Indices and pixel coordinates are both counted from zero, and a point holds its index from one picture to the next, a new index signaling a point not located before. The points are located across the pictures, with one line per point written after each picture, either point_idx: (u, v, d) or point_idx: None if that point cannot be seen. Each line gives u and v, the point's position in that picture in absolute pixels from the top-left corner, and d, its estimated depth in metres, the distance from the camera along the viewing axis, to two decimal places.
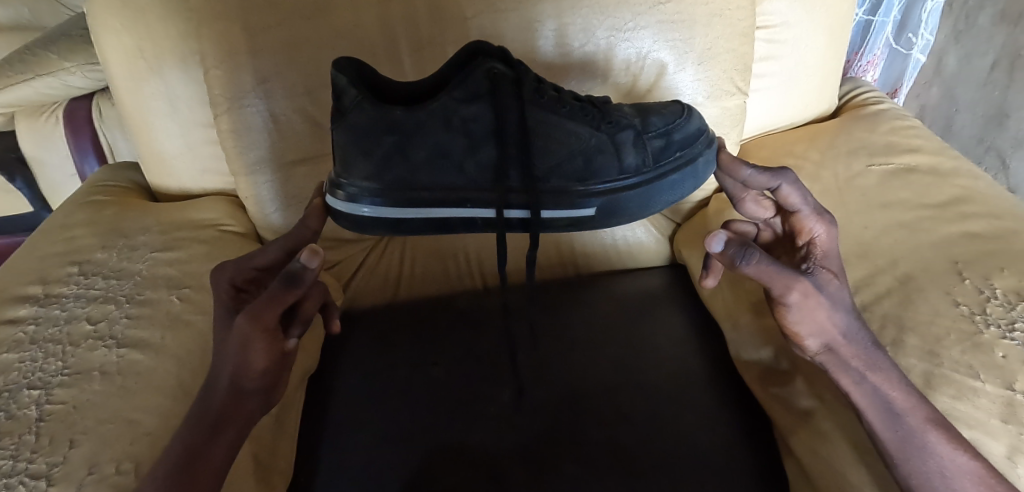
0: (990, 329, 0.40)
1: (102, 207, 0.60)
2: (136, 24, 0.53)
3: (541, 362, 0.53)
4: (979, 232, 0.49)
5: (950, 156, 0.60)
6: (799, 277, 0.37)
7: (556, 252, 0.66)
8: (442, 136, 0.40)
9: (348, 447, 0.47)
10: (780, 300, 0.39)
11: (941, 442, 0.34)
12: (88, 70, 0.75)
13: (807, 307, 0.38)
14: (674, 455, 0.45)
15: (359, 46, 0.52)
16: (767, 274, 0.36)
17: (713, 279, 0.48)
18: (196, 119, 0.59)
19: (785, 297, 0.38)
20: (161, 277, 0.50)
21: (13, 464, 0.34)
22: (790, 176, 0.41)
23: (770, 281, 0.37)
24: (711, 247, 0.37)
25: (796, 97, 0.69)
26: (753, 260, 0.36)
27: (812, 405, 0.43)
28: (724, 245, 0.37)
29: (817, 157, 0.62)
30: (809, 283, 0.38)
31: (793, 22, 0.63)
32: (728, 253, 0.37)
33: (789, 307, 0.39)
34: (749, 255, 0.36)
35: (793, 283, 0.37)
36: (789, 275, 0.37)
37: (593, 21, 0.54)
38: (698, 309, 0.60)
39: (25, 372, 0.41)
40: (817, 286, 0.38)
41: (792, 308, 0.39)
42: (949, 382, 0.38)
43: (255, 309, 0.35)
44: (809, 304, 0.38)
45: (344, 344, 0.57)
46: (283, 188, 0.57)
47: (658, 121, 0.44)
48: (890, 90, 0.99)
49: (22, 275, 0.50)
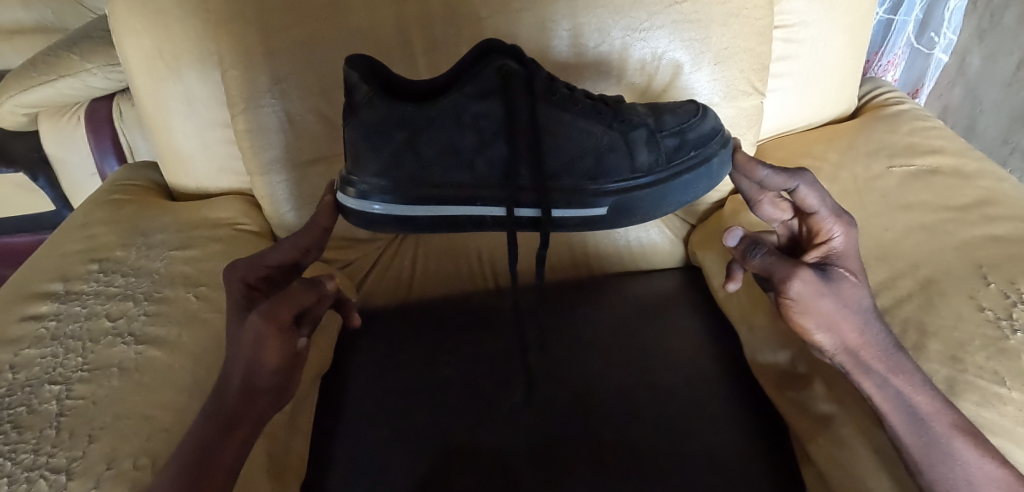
0: (1016, 335, 0.39)
1: (120, 206, 0.61)
2: (155, 25, 0.54)
3: (551, 362, 0.53)
4: (1004, 235, 0.48)
5: (975, 157, 0.58)
6: (797, 266, 0.38)
7: (569, 253, 0.66)
8: (453, 132, 0.40)
9: (360, 445, 0.47)
10: (782, 295, 0.39)
11: (968, 449, 0.34)
12: (109, 71, 0.76)
13: (811, 299, 0.38)
14: (687, 459, 0.44)
15: (374, 46, 0.52)
16: (769, 266, 0.41)
17: (735, 283, 0.47)
18: (214, 119, 0.59)
19: (788, 290, 0.38)
20: (179, 276, 0.51)
21: (35, 458, 0.35)
22: (809, 177, 0.39)
23: (773, 273, 0.40)
24: (727, 243, 0.45)
25: (814, 98, 0.68)
26: (759, 251, 0.42)
27: (831, 409, 0.42)
28: (738, 240, 0.44)
29: (836, 158, 0.60)
30: (811, 274, 0.38)
31: (811, 21, 0.62)
32: (740, 248, 0.44)
33: (789, 301, 0.39)
34: (758, 249, 0.42)
35: (790, 270, 0.38)
36: (788, 264, 0.39)
37: (608, 22, 0.54)
38: (712, 312, 0.60)
39: (45, 368, 0.41)
40: (820, 278, 0.38)
41: (796, 302, 0.38)
42: (974, 388, 0.37)
43: (271, 307, 0.37)
44: (810, 293, 0.38)
45: (357, 343, 0.57)
46: (297, 188, 0.57)
47: (672, 120, 0.43)
48: (910, 90, 0.97)
49: (43, 273, 0.51)
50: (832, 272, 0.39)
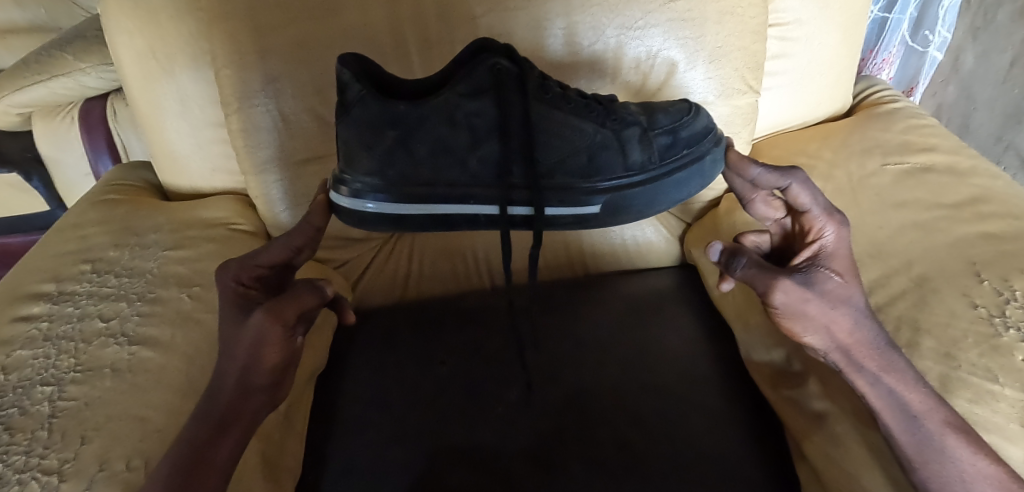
0: (1009, 332, 0.39)
1: (114, 207, 0.61)
2: (147, 24, 0.53)
3: (546, 362, 0.53)
4: (997, 233, 0.48)
5: (969, 155, 0.59)
6: (778, 275, 0.38)
7: (565, 252, 0.66)
8: (446, 131, 0.40)
9: (355, 445, 0.47)
10: (768, 305, 0.39)
11: (961, 446, 0.34)
12: (103, 71, 0.76)
13: (797, 305, 0.38)
14: (681, 457, 0.44)
15: (368, 45, 0.52)
16: (751, 277, 0.40)
17: (729, 282, 0.47)
18: (207, 118, 0.59)
19: (772, 300, 0.39)
20: (172, 276, 0.51)
21: (27, 459, 0.35)
22: (801, 175, 0.39)
23: (756, 284, 0.40)
24: (710, 256, 0.45)
25: (808, 96, 0.68)
26: (740, 265, 0.42)
27: (825, 407, 0.42)
28: (719, 254, 0.44)
29: (831, 156, 0.61)
30: (793, 282, 0.38)
31: (806, 19, 0.62)
32: (722, 260, 0.44)
33: (777, 310, 0.39)
34: (739, 260, 0.42)
35: (772, 281, 0.38)
36: (769, 273, 0.39)
37: (603, 20, 0.54)
38: (708, 310, 0.60)
39: (37, 369, 0.41)
40: (803, 282, 0.38)
41: (782, 311, 0.39)
42: (967, 385, 0.37)
43: (274, 306, 0.38)
44: (795, 300, 0.38)
45: (353, 343, 0.57)
46: (292, 187, 0.57)
47: (665, 118, 0.43)
48: (905, 88, 0.97)
49: (35, 273, 0.51)
50: (817, 273, 0.39)
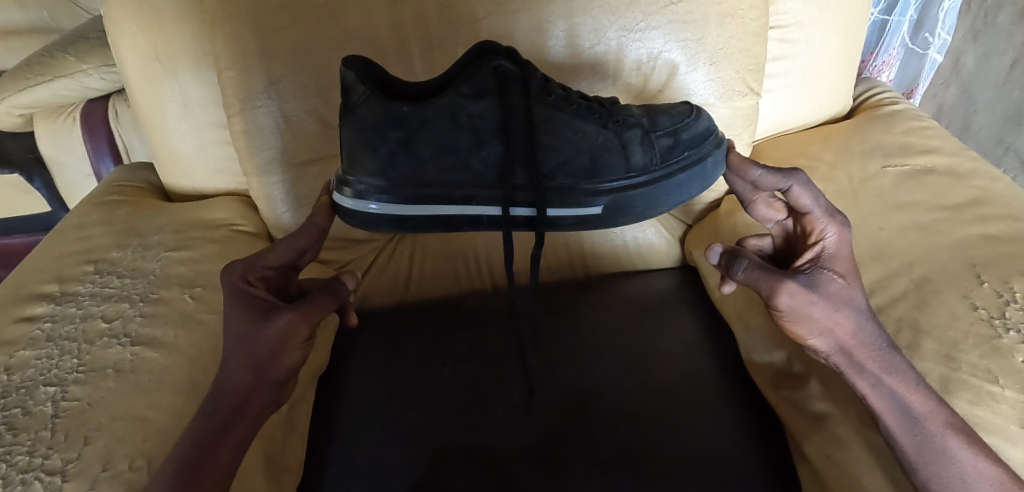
0: (1009, 334, 0.39)
1: (116, 207, 0.61)
2: (150, 25, 0.54)
3: (547, 363, 0.53)
4: (997, 234, 0.48)
5: (969, 157, 0.59)
6: (784, 278, 0.39)
7: (566, 253, 0.66)
8: (449, 132, 0.40)
9: (356, 446, 0.47)
10: (773, 307, 0.40)
11: (961, 447, 0.34)
12: (105, 72, 0.75)
13: (803, 308, 0.39)
14: (683, 458, 0.44)
15: (370, 46, 0.52)
16: (755, 279, 0.40)
17: (730, 285, 0.47)
18: (209, 119, 0.59)
19: (777, 303, 0.39)
20: (175, 277, 0.51)
21: (31, 460, 0.35)
22: (802, 177, 0.40)
23: (760, 286, 0.40)
24: (710, 259, 0.45)
25: (809, 98, 0.68)
26: (741, 267, 0.41)
27: (826, 408, 0.42)
28: (719, 257, 0.44)
29: (832, 158, 0.61)
30: (798, 285, 0.39)
31: (807, 21, 0.63)
32: (722, 263, 0.44)
33: (782, 312, 0.40)
34: (738, 263, 0.41)
35: (778, 284, 0.39)
36: (774, 276, 0.39)
37: (604, 22, 0.54)
38: (708, 311, 0.60)
39: (40, 370, 0.41)
40: (808, 285, 0.39)
41: (787, 313, 0.40)
42: (967, 387, 0.37)
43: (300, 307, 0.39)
44: (801, 303, 0.39)
45: (354, 343, 0.57)
46: (294, 188, 0.57)
47: (666, 120, 0.44)
48: (906, 91, 0.97)
49: (38, 274, 0.51)
50: (820, 275, 0.40)
